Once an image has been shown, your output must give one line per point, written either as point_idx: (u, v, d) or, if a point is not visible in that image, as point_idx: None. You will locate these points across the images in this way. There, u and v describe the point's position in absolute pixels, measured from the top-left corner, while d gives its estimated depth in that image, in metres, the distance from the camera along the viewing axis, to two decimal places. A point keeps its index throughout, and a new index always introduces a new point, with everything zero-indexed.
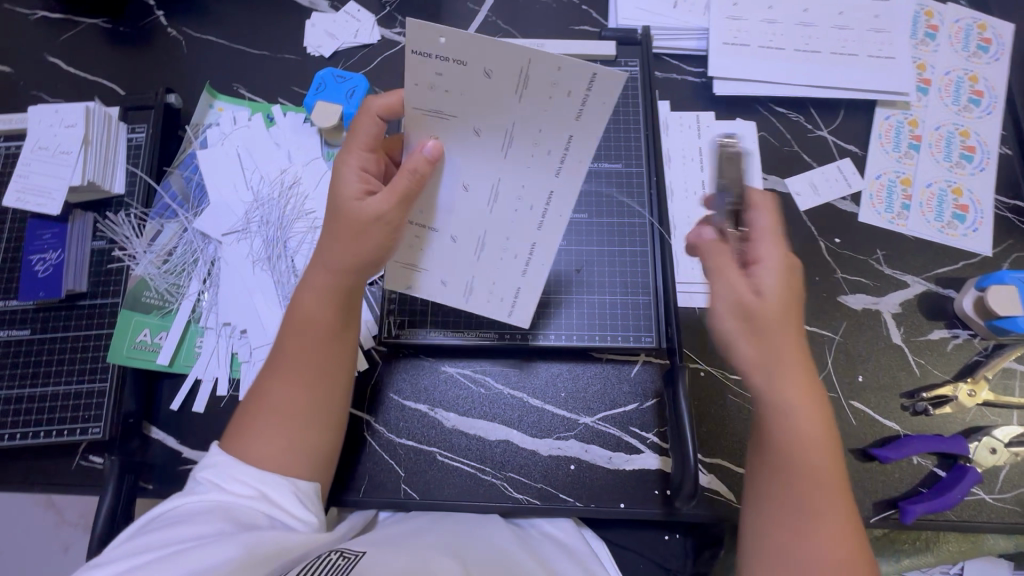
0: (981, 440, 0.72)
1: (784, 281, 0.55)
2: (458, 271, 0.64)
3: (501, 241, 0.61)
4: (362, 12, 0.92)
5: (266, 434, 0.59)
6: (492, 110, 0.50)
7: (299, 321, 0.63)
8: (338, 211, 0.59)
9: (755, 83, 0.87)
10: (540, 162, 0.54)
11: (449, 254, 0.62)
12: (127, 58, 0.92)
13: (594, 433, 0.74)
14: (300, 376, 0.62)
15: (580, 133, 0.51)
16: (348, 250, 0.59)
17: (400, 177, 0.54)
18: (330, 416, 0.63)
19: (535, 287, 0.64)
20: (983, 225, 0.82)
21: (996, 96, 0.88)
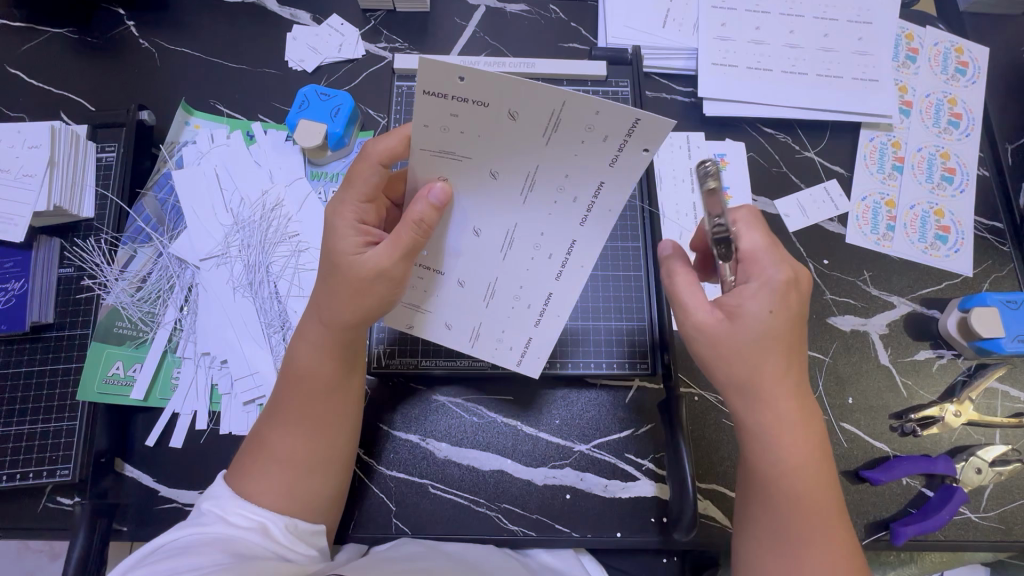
0: (967, 461, 0.73)
1: (776, 317, 0.53)
2: (466, 317, 0.62)
3: (514, 289, 0.59)
4: (346, 25, 0.89)
5: (267, 478, 0.58)
6: (518, 153, 0.49)
7: (306, 368, 0.60)
8: (335, 263, 0.57)
9: (744, 104, 0.88)
10: (564, 209, 0.53)
11: (458, 300, 0.61)
12: (96, 71, 0.87)
13: (590, 460, 0.73)
14: (307, 424, 0.60)
15: (613, 178, 0.50)
16: (349, 307, 0.57)
17: (405, 226, 0.52)
18: (338, 461, 0.62)
19: (548, 339, 0.63)
20: (964, 246, 0.84)
21: (974, 118, 0.90)
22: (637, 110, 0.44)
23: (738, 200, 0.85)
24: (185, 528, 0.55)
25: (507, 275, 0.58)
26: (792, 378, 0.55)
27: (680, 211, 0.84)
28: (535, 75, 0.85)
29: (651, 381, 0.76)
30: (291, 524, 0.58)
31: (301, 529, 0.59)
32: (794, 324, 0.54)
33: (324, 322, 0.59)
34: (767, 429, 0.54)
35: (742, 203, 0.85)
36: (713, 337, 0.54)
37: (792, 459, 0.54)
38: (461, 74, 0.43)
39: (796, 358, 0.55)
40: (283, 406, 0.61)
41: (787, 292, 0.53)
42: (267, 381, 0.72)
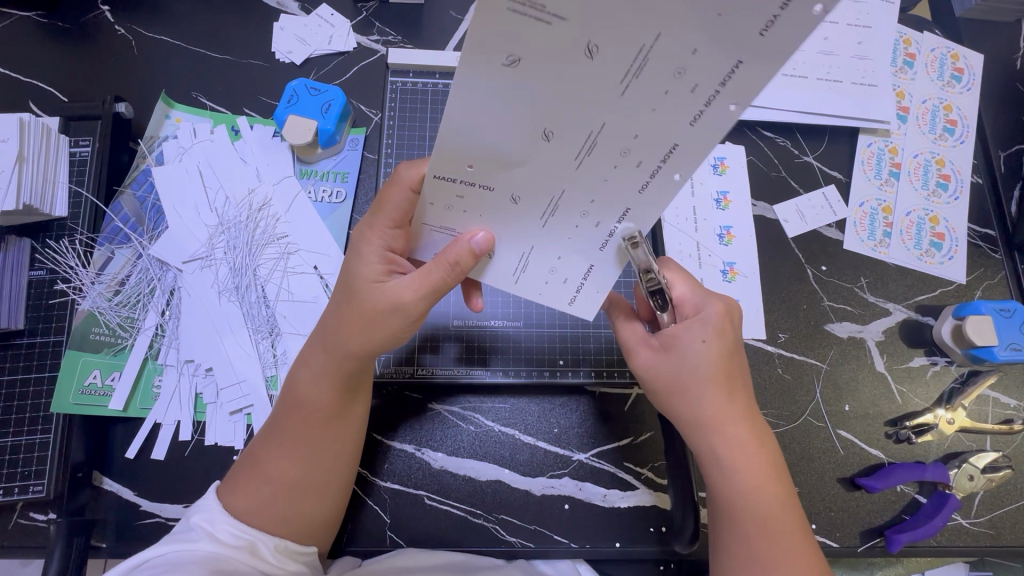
0: (960, 468, 0.74)
1: (716, 343, 0.56)
2: (517, 242, 0.51)
3: (582, 206, 0.47)
4: (336, 16, 0.86)
5: (259, 502, 0.56)
6: (542, 171, 0.43)
7: (308, 395, 0.58)
8: (355, 290, 0.55)
9: (747, 107, 0.86)
10: (669, 108, 0.38)
11: (509, 220, 0.49)
12: (67, 57, 0.82)
13: (589, 470, 0.72)
14: (308, 449, 0.58)
15: (640, 205, 0.46)
16: (355, 336, 0.55)
17: (442, 268, 0.51)
18: (336, 488, 0.60)
19: (613, 268, 0.52)
20: (958, 253, 0.85)
21: (968, 126, 0.91)
22: (676, 136, 0.40)
23: (739, 205, 0.84)
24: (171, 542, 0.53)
25: (576, 186, 0.45)
26: (736, 400, 0.56)
27: (679, 215, 0.83)
28: None
29: None
30: (279, 542, 0.56)
31: (290, 548, 0.57)
32: (720, 344, 0.56)
33: (330, 347, 0.56)
34: (718, 456, 0.56)
35: (742, 208, 0.84)
36: (655, 371, 0.58)
37: (746, 480, 0.55)
38: None
39: (739, 386, 0.57)
40: (281, 429, 0.58)
41: (722, 324, 0.57)
42: (255, 390, 0.69)
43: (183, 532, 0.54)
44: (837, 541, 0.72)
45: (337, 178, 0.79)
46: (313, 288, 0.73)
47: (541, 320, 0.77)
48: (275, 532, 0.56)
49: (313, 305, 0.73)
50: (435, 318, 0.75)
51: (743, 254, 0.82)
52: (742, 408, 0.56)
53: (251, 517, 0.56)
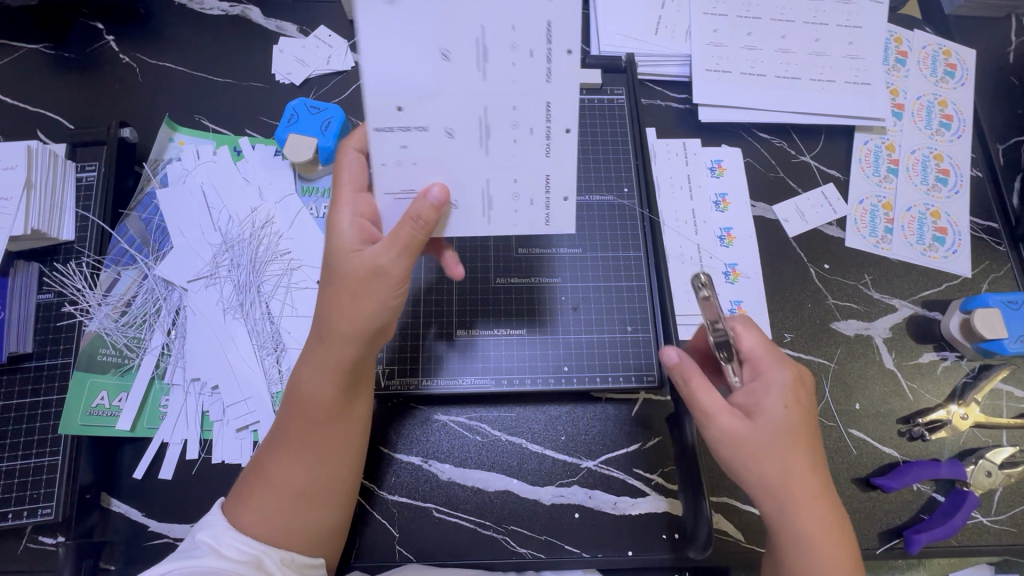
0: (977, 464, 0.72)
1: (793, 405, 0.57)
2: (471, 175, 0.54)
3: (508, 113, 0.51)
4: (334, 37, 0.89)
5: (264, 513, 0.56)
6: (462, 96, 0.50)
7: (308, 393, 0.57)
8: (335, 266, 0.55)
9: (741, 109, 0.87)
10: (525, 54, 0.50)
11: (452, 154, 0.53)
12: (75, 87, 0.85)
13: (598, 477, 0.71)
14: (308, 451, 0.58)
15: (557, 96, 0.51)
16: (346, 316, 0.55)
17: (405, 219, 0.52)
18: (340, 496, 0.59)
19: (567, 166, 0.54)
20: (962, 247, 0.84)
21: (965, 120, 0.91)
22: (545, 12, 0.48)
23: (737, 206, 0.84)
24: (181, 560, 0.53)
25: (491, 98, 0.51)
26: (807, 461, 0.56)
27: (678, 219, 0.83)
28: None
29: (659, 393, 0.75)
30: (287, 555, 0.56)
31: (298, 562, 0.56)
32: (793, 402, 0.57)
33: (327, 336, 0.56)
34: (799, 529, 0.55)
35: (741, 209, 0.84)
36: (740, 437, 0.56)
37: (828, 556, 0.54)
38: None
39: (818, 458, 0.57)
40: (285, 433, 0.58)
41: (796, 388, 0.58)
42: (262, 407, 0.69)
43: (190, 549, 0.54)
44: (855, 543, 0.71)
45: None
46: None
47: (544, 327, 0.74)
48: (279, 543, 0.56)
49: None
50: (434, 326, 0.73)
51: (744, 254, 0.82)
52: (812, 466, 0.56)
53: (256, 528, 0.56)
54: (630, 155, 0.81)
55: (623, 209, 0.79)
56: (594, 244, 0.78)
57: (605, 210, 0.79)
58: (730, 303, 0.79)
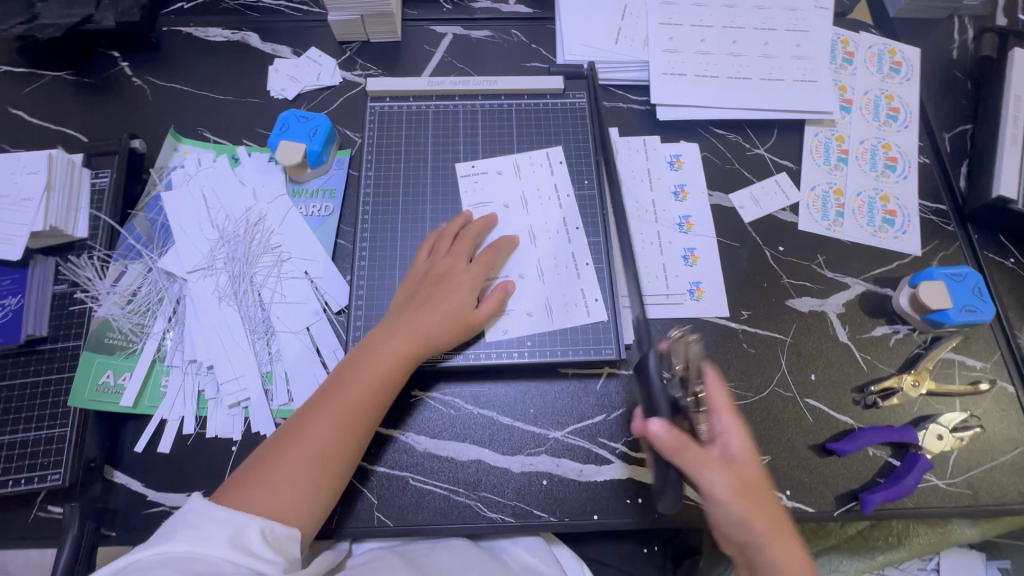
0: (928, 428, 0.76)
1: (746, 446, 0.64)
2: (535, 299, 0.80)
3: (553, 263, 0.82)
4: (323, 57, 0.98)
5: (298, 471, 0.64)
6: (526, 256, 0.82)
7: (367, 376, 0.69)
8: (449, 302, 0.74)
9: (696, 108, 0.94)
10: (556, 213, 0.85)
11: (523, 291, 0.80)
12: (93, 106, 0.95)
13: (565, 446, 0.76)
14: (350, 425, 0.67)
15: (579, 244, 0.83)
16: (440, 333, 0.72)
17: (495, 296, 0.76)
18: (353, 471, 0.68)
19: (594, 282, 0.81)
20: (911, 227, 0.89)
21: (911, 111, 0.97)
22: (568, 194, 0.86)
23: (696, 195, 0.90)
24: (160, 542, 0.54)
25: (544, 254, 0.82)
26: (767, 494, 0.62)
27: (638, 208, 0.89)
28: (497, 91, 0.91)
29: (621, 367, 0.80)
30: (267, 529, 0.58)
31: (279, 538, 0.59)
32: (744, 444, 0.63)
33: (415, 339, 0.71)
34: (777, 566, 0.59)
35: (698, 198, 0.90)
36: (725, 486, 0.60)
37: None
38: (469, 165, 0.87)
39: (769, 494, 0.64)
40: (336, 404, 0.67)
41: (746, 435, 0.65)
42: (252, 384, 0.76)
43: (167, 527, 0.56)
44: (813, 506, 0.74)
45: (325, 195, 0.88)
46: (304, 291, 0.81)
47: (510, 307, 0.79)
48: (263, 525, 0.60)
49: (304, 305, 0.80)
50: None
51: (702, 239, 0.87)
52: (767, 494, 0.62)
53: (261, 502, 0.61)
54: (591, 152, 0.89)
55: (585, 201, 0.86)
56: (568, 236, 0.83)
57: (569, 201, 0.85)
58: (689, 284, 0.84)
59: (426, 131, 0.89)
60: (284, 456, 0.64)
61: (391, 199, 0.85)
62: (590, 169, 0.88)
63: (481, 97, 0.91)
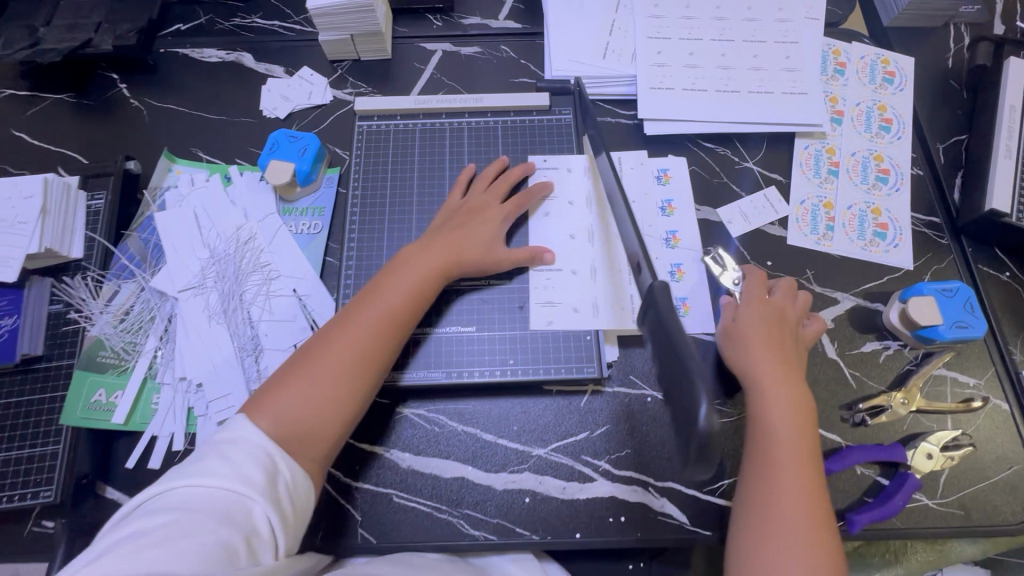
0: (917, 447, 0.74)
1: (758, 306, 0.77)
2: (584, 297, 0.81)
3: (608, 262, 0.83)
4: (315, 76, 1.00)
5: (322, 375, 0.68)
6: (583, 251, 0.84)
7: (391, 295, 0.74)
8: (474, 237, 0.79)
9: (683, 122, 0.94)
10: None
11: (571, 286, 0.82)
12: (92, 128, 0.98)
13: (548, 464, 0.76)
14: (376, 339, 0.71)
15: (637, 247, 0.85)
16: (462, 262, 0.78)
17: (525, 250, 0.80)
18: (375, 388, 0.71)
19: None
20: (903, 241, 0.88)
21: (904, 122, 0.96)
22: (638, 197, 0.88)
23: (682, 210, 0.90)
24: (186, 479, 0.57)
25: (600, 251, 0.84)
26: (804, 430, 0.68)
27: None
28: (483, 108, 0.92)
29: (605, 385, 0.79)
30: (289, 483, 0.61)
31: (297, 488, 0.62)
32: (783, 367, 0.71)
33: (441, 261, 0.77)
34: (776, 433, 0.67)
35: (686, 213, 0.90)
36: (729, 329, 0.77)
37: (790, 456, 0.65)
38: (542, 161, 0.89)
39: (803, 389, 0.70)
40: (364, 319, 0.72)
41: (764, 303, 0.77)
42: (240, 403, 0.77)
43: (198, 462, 0.59)
44: None
45: (315, 213, 0.89)
46: (292, 309, 0.82)
47: (493, 326, 0.80)
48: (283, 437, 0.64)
49: (291, 323, 0.82)
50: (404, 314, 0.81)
51: (689, 255, 0.87)
52: (808, 425, 0.68)
53: (290, 406, 0.66)
54: (579, 168, 0.89)
55: (570, 217, 0.86)
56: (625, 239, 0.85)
57: (555, 217, 0.86)
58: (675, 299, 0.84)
59: (413, 148, 0.90)
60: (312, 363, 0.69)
61: (378, 217, 0.87)
62: (577, 185, 0.88)
63: (467, 114, 0.93)
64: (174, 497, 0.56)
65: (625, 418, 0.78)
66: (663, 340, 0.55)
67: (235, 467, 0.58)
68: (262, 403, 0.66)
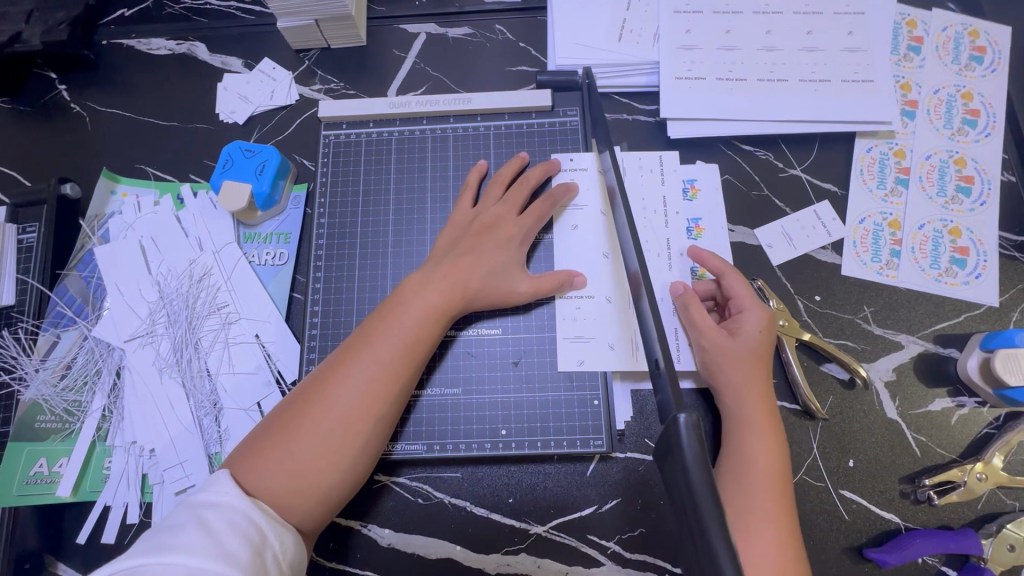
0: (996, 535, 0.62)
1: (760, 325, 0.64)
2: (618, 331, 0.69)
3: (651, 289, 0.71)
4: (278, 70, 0.85)
5: (312, 432, 0.56)
6: (617, 275, 0.71)
7: (390, 328, 0.61)
8: (487, 257, 0.66)
9: (716, 120, 0.77)
10: (662, 229, 0.74)
11: (603, 318, 0.69)
12: (30, 139, 0.85)
13: (549, 545, 0.65)
14: (375, 383, 0.59)
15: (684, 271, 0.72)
16: (475, 287, 0.65)
17: (552, 280, 0.67)
18: (381, 439, 0.60)
19: None
20: (987, 269, 0.72)
21: (995, 114, 0.77)
22: (685, 207, 0.75)
23: (713, 232, 0.74)
24: (156, 553, 0.46)
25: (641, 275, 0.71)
26: (778, 448, 0.60)
27: (648, 247, 0.72)
28: (472, 111, 0.77)
29: (615, 451, 0.67)
30: (278, 552, 0.50)
31: (291, 560, 0.51)
32: (762, 395, 0.62)
33: (451, 285, 0.64)
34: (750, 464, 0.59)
35: (717, 237, 0.73)
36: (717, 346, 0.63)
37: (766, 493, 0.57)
38: (569, 158, 0.75)
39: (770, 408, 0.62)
40: (359, 359, 0.59)
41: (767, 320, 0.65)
42: (197, 471, 0.68)
43: (173, 531, 0.47)
44: None
45: (280, 240, 0.76)
46: (253, 359, 0.71)
47: (483, 383, 0.69)
48: (275, 506, 0.53)
49: (254, 375, 0.71)
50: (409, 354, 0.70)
51: None
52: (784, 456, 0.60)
53: (277, 472, 0.54)
54: (593, 179, 0.74)
55: (576, 246, 0.72)
56: (670, 261, 0.72)
57: (559, 246, 0.72)
58: None
59: (388, 163, 0.76)
60: (299, 416, 0.57)
61: (347, 249, 0.74)
62: (586, 202, 0.73)
63: (453, 118, 0.78)
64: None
65: (638, 491, 0.66)
66: (671, 489, 0.40)
67: (215, 536, 0.47)
68: (247, 466, 0.54)
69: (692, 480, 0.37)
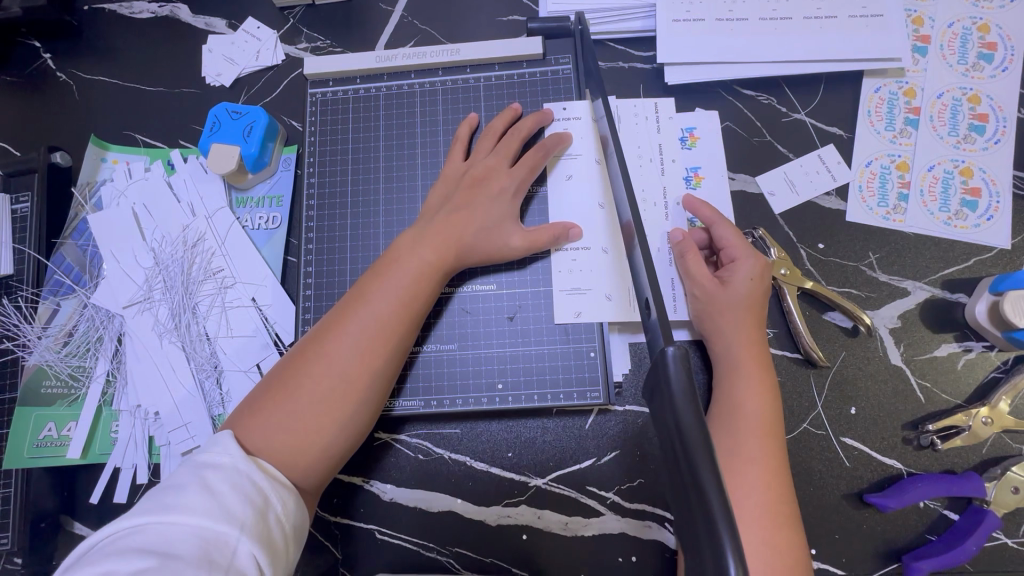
0: (1001, 479, 0.61)
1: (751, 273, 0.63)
2: (615, 283, 0.68)
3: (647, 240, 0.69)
4: (262, 29, 0.83)
5: (310, 391, 0.56)
6: (612, 227, 0.69)
7: (384, 286, 0.60)
8: (479, 210, 0.65)
9: (716, 64, 0.74)
10: (657, 178, 0.72)
11: (600, 269, 0.68)
12: (19, 109, 0.84)
13: (548, 497, 0.66)
14: (372, 342, 0.58)
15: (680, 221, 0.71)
16: (469, 241, 0.64)
17: (546, 233, 0.66)
18: (380, 396, 0.60)
19: None
20: (999, 211, 0.69)
21: (1013, 47, 0.73)
22: (681, 155, 0.72)
23: (712, 180, 0.71)
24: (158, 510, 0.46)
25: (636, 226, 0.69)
26: (769, 395, 0.59)
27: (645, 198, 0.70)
28: (461, 63, 0.75)
29: (613, 404, 0.67)
30: (281, 514, 0.50)
31: (292, 519, 0.51)
32: (752, 341, 0.61)
33: (444, 242, 0.63)
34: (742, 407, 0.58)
35: (716, 183, 0.71)
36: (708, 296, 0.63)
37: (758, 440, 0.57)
38: (562, 107, 0.73)
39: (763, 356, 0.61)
40: (353, 319, 0.59)
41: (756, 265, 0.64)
42: (201, 431, 0.69)
43: (174, 484, 0.48)
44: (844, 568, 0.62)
45: (272, 203, 0.76)
46: (251, 322, 0.72)
47: (479, 339, 0.68)
48: (277, 463, 0.53)
49: (253, 338, 0.71)
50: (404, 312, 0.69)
51: None
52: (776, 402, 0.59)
53: (277, 431, 0.54)
54: (587, 129, 0.72)
55: (570, 199, 0.70)
56: (666, 211, 0.71)
57: (554, 199, 0.70)
58: None
59: (377, 121, 0.75)
60: (297, 377, 0.57)
61: (339, 209, 0.73)
62: (581, 153, 0.71)
63: (442, 71, 0.75)
64: (145, 534, 0.44)
65: (637, 443, 0.66)
66: (661, 431, 0.39)
67: (216, 487, 0.48)
68: (246, 426, 0.54)
69: (682, 422, 0.37)
